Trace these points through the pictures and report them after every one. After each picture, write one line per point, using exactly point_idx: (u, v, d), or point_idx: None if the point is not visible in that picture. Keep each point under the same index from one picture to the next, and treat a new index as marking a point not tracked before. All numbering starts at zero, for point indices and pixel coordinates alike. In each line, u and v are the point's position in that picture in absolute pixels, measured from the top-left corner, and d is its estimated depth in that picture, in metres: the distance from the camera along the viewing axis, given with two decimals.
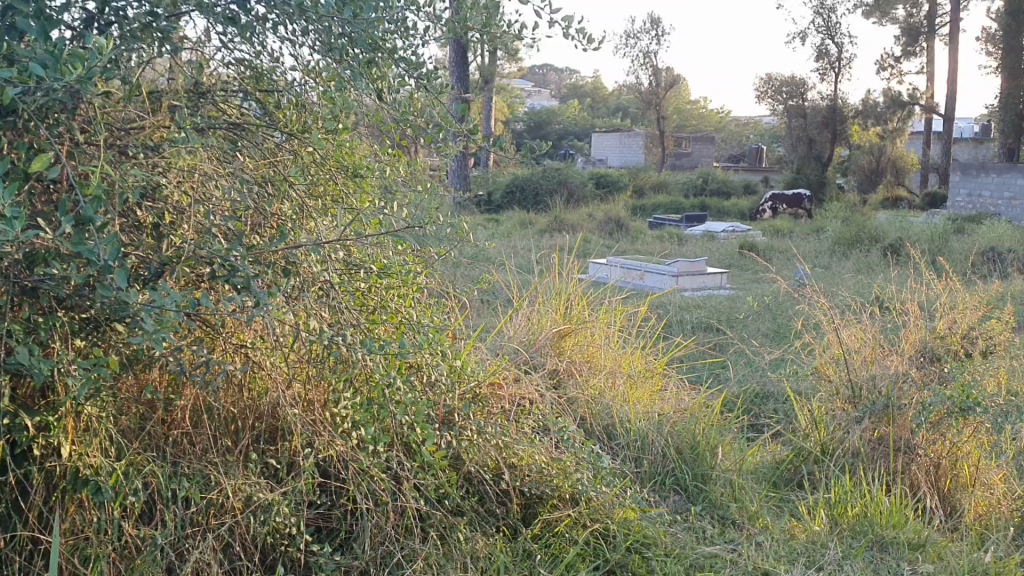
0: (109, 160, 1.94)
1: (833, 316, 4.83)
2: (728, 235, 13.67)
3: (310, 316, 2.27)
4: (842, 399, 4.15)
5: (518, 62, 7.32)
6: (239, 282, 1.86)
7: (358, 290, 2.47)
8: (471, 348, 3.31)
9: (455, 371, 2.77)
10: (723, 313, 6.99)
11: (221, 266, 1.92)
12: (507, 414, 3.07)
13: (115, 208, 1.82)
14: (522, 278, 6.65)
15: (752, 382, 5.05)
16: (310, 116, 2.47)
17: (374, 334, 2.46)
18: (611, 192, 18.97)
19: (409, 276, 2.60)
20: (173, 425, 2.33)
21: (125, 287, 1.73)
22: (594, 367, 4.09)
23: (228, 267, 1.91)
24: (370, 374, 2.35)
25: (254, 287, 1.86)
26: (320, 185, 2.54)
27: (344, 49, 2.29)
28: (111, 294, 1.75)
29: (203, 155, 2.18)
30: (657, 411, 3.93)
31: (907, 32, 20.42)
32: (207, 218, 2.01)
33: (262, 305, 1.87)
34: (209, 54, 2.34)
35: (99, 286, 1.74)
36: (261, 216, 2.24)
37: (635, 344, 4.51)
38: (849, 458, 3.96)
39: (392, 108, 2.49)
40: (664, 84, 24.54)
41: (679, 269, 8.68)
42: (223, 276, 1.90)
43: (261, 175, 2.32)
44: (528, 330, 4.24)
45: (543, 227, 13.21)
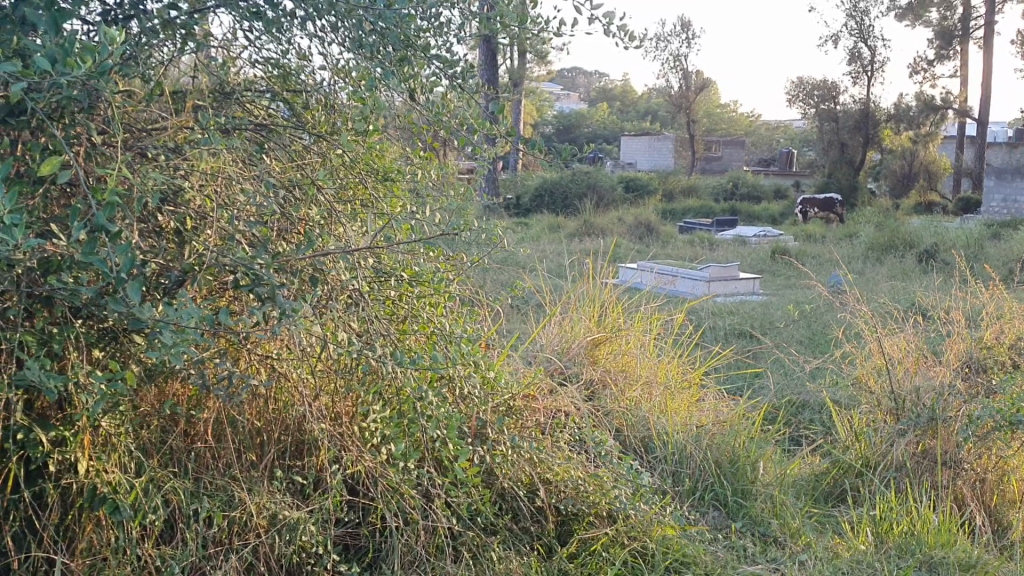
0: (127, 164, 1.85)
1: (874, 325, 4.67)
2: (760, 239, 13.46)
3: (338, 326, 2.17)
4: (883, 411, 4.01)
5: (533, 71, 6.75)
6: (263, 292, 1.77)
7: (389, 299, 2.37)
8: (504, 358, 3.20)
9: (488, 384, 2.66)
10: (758, 320, 6.83)
11: (245, 275, 1.81)
12: (542, 427, 2.95)
13: (134, 213, 1.73)
14: (553, 284, 6.53)
15: (791, 392, 4.89)
16: (339, 117, 2.38)
17: (405, 345, 2.36)
18: (640, 196, 18.78)
19: (441, 284, 2.50)
20: (195, 440, 2.25)
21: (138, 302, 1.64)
22: (630, 377, 3.96)
23: (252, 276, 1.80)
24: (400, 388, 2.25)
25: (279, 298, 1.75)
26: (350, 189, 2.44)
27: (376, 46, 2.19)
28: (124, 308, 1.65)
29: (228, 157, 2.08)
30: (695, 423, 3.79)
31: (942, 35, 20.09)
32: (230, 224, 1.90)
33: (286, 316, 1.77)
34: (235, 53, 2.26)
35: (112, 299, 1.64)
36: (288, 221, 2.14)
37: (671, 353, 4.38)
38: (894, 473, 3.81)
39: (425, 110, 2.40)
40: (695, 87, 24.30)
41: (712, 274, 8.52)
42: (247, 286, 1.80)
43: (289, 177, 2.23)
44: (561, 338, 4.13)
45: (572, 231, 13.07)
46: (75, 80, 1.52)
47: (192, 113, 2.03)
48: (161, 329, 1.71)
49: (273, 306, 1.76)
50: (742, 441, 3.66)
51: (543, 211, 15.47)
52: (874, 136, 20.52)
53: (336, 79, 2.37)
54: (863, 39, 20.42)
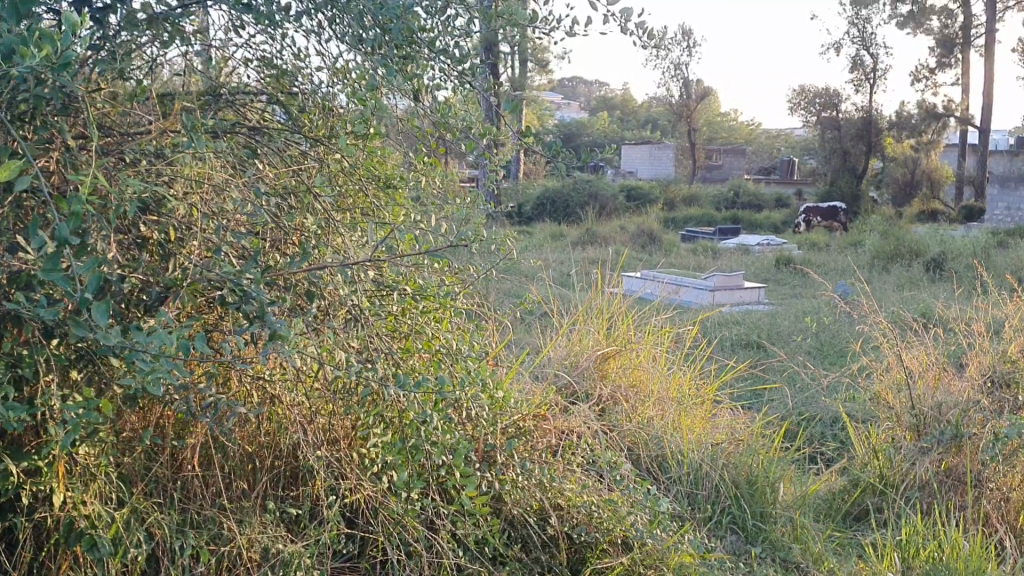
0: (104, 170, 1.69)
1: (892, 338, 4.50)
2: (764, 248, 13.29)
3: (336, 346, 2.01)
4: (904, 427, 3.82)
5: (538, 76, 6.71)
6: (251, 309, 1.59)
7: (391, 314, 2.21)
8: (512, 376, 3.04)
9: (496, 404, 2.50)
10: (765, 330, 6.67)
11: (232, 291, 1.64)
12: (552, 449, 2.78)
13: (110, 223, 1.57)
14: (558, 294, 6.38)
15: (806, 407, 4.73)
16: (338, 120, 2.21)
17: (408, 364, 2.20)
18: (642, 205, 18.65)
19: (447, 298, 2.34)
20: (182, 468, 2.09)
21: (102, 327, 1.48)
22: (642, 393, 3.80)
23: (239, 292, 1.62)
24: (402, 411, 2.08)
25: (269, 317, 1.57)
26: (349, 198, 2.29)
27: (377, 40, 2.03)
28: (88, 333, 1.49)
29: (216, 162, 1.92)
30: (711, 442, 3.62)
31: (942, 43, 19.99)
32: (216, 234, 1.73)
33: (277, 338, 1.59)
34: (226, 54, 2.10)
35: (75, 324, 1.48)
36: (281, 231, 1.98)
37: (684, 367, 4.21)
38: (917, 493, 3.63)
39: (430, 112, 2.23)
40: (695, 96, 24.20)
41: (717, 283, 8.37)
42: (234, 304, 1.62)
43: (283, 183, 2.06)
44: (569, 352, 3.98)
45: (575, 240, 12.92)
46: (37, 74, 1.36)
47: (177, 115, 1.87)
48: (140, 352, 1.55)
49: (263, 327, 1.58)
50: (760, 460, 3.49)
51: (544, 221, 15.32)
52: (877, 144, 20.39)
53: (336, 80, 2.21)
54: (865, 47, 20.29)
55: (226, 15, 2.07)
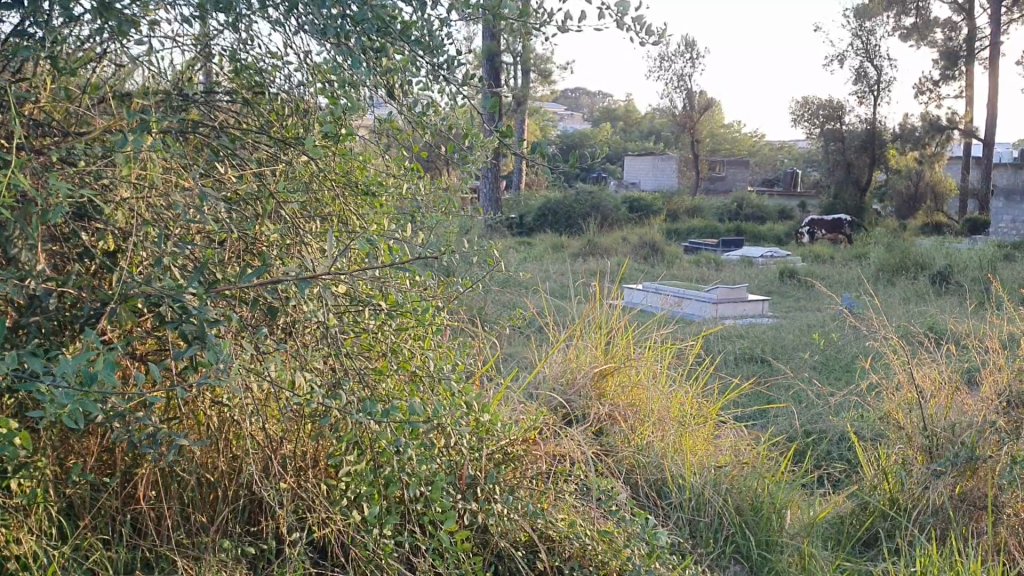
0: (34, 171, 1.51)
1: (902, 355, 4.29)
2: (767, 260, 13.09)
3: (301, 368, 1.83)
4: (915, 448, 3.61)
5: (535, 85, 6.55)
6: (190, 328, 1.40)
7: (365, 332, 2.03)
8: (502, 398, 2.84)
9: (482, 429, 2.32)
10: (769, 344, 6.47)
11: (172, 307, 1.45)
12: (544, 476, 2.59)
13: (34, 230, 1.40)
14: (556, 307, 6.18)
15: (812, 426, 4.53)
16: (310, 121, 2.06)
17: (382, 387, 2.02)
18: (644, 216, 18.46)
19: (428, 314, 2.17)
20: (135, 499, 1.90)
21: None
22: (641, 412, 3.62)
23: (179, 308, 1.44)
24: (374, 438, 1.90)
25: (209, 336, 1.38)
26: (323, 205, 2.11)
27: (341, 29, 1.82)
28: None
29: (168, 164, 1.75)
30: (714, 465, 3.43)
31: (946, 55, 19.80)
32: (158, 242, 1.55)
33: (218, 359, 1.39)
34: (197, 49, 2.04)
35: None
36: (243, 241, 1.81)
37: (686, 385, 4.03)
38: (931, 519, 3.40)
39: (407, 112, 2.06)
40: (698, 108, 24.00)
41: (719, 295, 8.18)
42: (172, 321, 1.43)
43: (246, 189, 1.89)
44: (564, 369, 3.82)
45: (576, 252, 12.73)
46: None
47: (124, 113, 1.71)
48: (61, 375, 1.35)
49: (204, 351, 1.39)
50: (766, 485, 3.28)
51: (545, 231, 15.12)
52: (880, 156, 20.21)
53: (310, 79, 2.05)
54: (868, 58, 20.14)
55: (190, 7, 1.97)
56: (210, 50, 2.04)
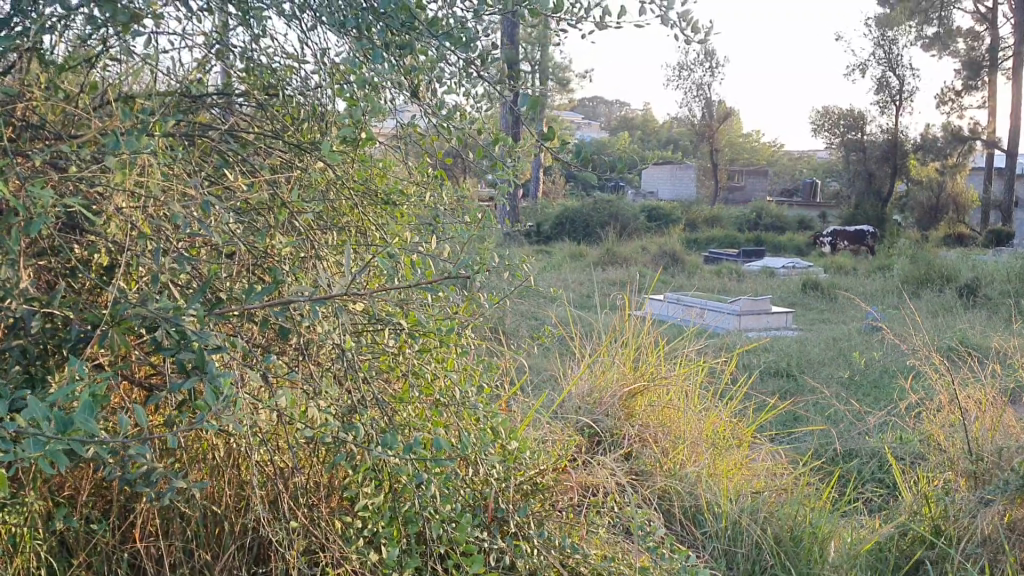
0: (19, 177, 1.36)
1: (944, 373, 4.07)
2: (790, 272, 12.84)
3: (314, 395, 1.67)
4: (959, 473, 3.36)
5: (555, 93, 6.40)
6: (189, 357, 1.23)
7: (385, 354, 1.87)
8: (529, 423, 2.66)
9: (509, 457, 2.14)
10: (795, 357, 6.27)
11: (169, 333, 1.28)
12: (575, 508, 2.41)
13: (14, 243, 1.24)
14: (577, 320, 6.01)
15: (848, 448, 4.32)
16: (327, 125, 1.91)
17: (402, 415, 1.85)
18: (663, 226, 18.25)
19: (452, 334, 2.00)
20: (135, 536, 1.74)
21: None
22: (672, 434, 3.44)
23: (176, 335, 1.26)
24: (394, 473, 1.73)
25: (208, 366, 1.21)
26: (341, 216, 1.96)
27: (362, 20, 1.66)
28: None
29: (168, 170, 1.60)
30: (751, 492, 3.23)
31: (969, 65, 19.50)
32: (155, 257, 1.40)
33: (218, 394, 1.22)
34: (206, 49, 1.89)
35: None
36: (254, 255, 1.65)
37: (717, 404, 3.84)
38: (980, 550, 2.99)
39: (432, 114, 1.89)
40: (717, 117, 23.76)
41: (743, 308, 7.99)
42: (168, 349, 1.26)
43: (255, 197, 1.72)
44: (591, 387, 3.65)
45: (595, 261, 12.54)
46: None
47: (122, 114, 1.56)
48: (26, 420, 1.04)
49: (207, 385, 1.22)
50: (806, 512, 3.05)
51: (563, 241, 14.94)
52: (902, 166, 19.93)
53: (327, 79, 1.89)
54: (891, 68, 19.86)
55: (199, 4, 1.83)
56: (223, 51, 1.89)
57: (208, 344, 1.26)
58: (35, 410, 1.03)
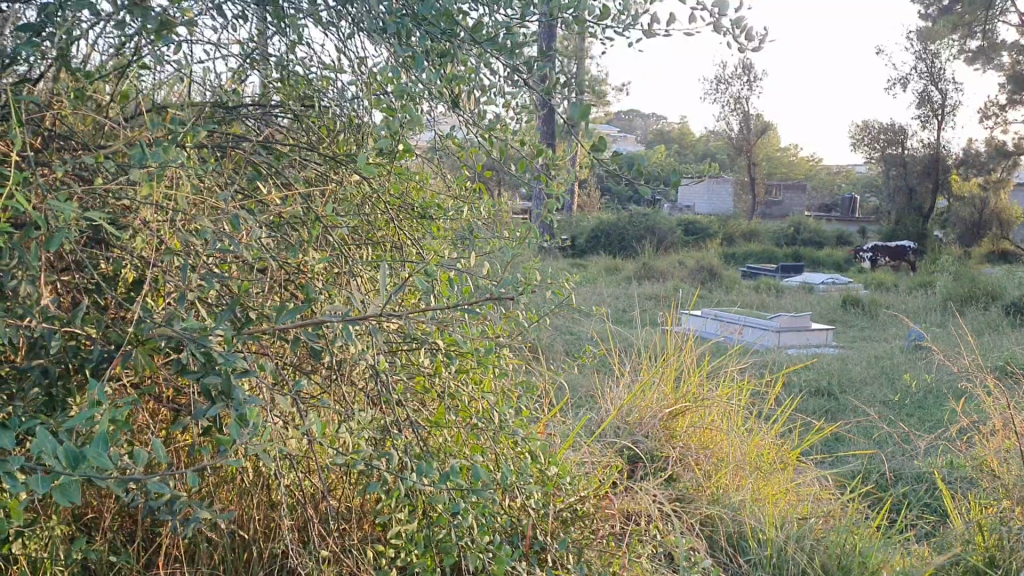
0: (43, 189, 1.30)
1: (997, 396, 3.90)
2: (829, 288, 12.62)
3: (347, 420, 1.59)
4: (1016, 501, 3.18)
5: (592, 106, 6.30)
6: (215, 382, 1.15)
7: (421, 376, 1.79)
8: (567, 446, 2.57)
9: (548, 483, 2.05)
10: (838, 375, 6.11)
11: (195, 355, 1.20)
12: (615, 535, 2.31)
13: (34, 257, 1.18)
14: (614, 335, 5.90)
15: (896, 472, 4.17)
16: (364, 136, 1.84)
17: (438, 440, 1.76)
18: (699, 240, 18.05)
19: (490, 356, 1.92)
20: (161, 564, 1.67)
21: None
22: (715, 456, 3.33)
23: (202, 359, 1.19)
24: (428, 501, 1.65)
25: (234, 391, 1.13)
26: (377, 231, 1.89)
27: (402, 25, 1.60)
28: None
29: (198, 181, 1.53)
30: (798, 518, 3.10)
31: (1014, 78, 19.12)
32: (182, 275, 1.33)
33: (244, 421, 1.14)
34: (242, 60, 1.84)
35: None
36: (285, 272, 1.58)
37: (760, 425, 3.72)
38: None
39: (472, 125, 1.82)
40: (755, 131, 23.53)
41: (783, 324, 7.83)
42: (193, 372, 1.18)
43: (288, 210, 1.66)
44: (631, 408, 3.56)
45: (631, 275, 12.41)
46: None
47: (152, 124, 1.50)
48: (35, 451, 0.97)
49: (231, 410, 1.13)
50: (855, 539, 2.91)
51: (598, 254, 14.82)
52: (944, 181, 19.56)
53: (365, 89, 1.82)
54: (932, 82, 19.52)
55: (235, 13, 1.77)
56: (260, 62, 1.83)
57: (236, 369, 1.18)
58: (44, 441, 0.95)
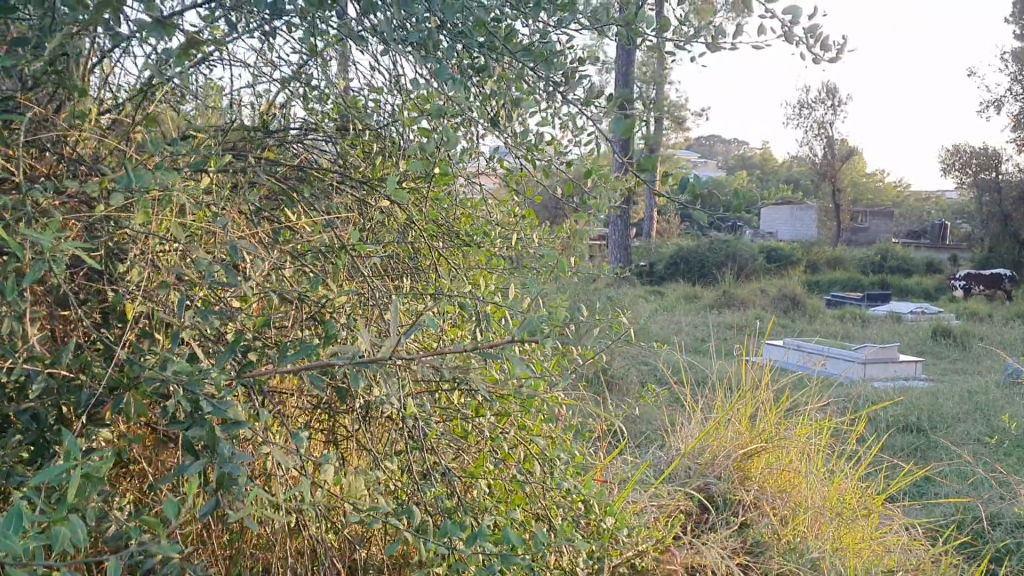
0: (34, 217, 1.19)
1: None
2: (919, 317, 12.09)
3: (372, 469, 1.44)
4: None
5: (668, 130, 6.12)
6: (198, 434, 1.00)
7: (459, 420, 1.63)
8: (629, 493, 2.37)
9: (602, 537, 1.86)
10: (928, 411, 5.75)
11: (182, 405, 1.06)
12: None
13: (12, 291, 1.07)
14: (689, 366, 5.67)
15: (994, 520, 3.84)
16: (400, 159, 1.71)
17: (475, 491, 1.60)
18: (782, 267, 17.58)
19: (537, 396, 1.75)
20: None
21: None
22: (792, 501, 3.08)
23: (189, 407, 1.04)
24: (461, 562, 1.48)
25: (218, 446, 0.98)
26: (418, 261, 1.75)
27: (430, 39, 1.46)
28: None
29: (212, 207, 1.41)
30: (884, 570, 2.83)
31: None
32: (182, 312, 1.20)
33: (229, 479, 0.99)
34: (278, 85, 1.74)
35: None
36: (308, 309, 1.44)
37: (843, 467, 3.46)
38: None
39: (516, 145, 1.67)
40: (840, 156, 22.92)
41: (868, 355, 7.46)
42: (178, 423, 1.04)
43: (314, 238, 1.53)
44: (703, 448, 3.35)
45: (710, 303, 12.09)
46: None
47: (163, 148, 1.39)
48: None
49: (215, 469, 0.99)
50: None
51: (676, 281, 14.52)
52: None
53: (404, 109, 1.72)
54: None
55: (267, 33, 1.68)
56: (298, 87, 1.77)
57: (226, 419, 1.04)
58: None
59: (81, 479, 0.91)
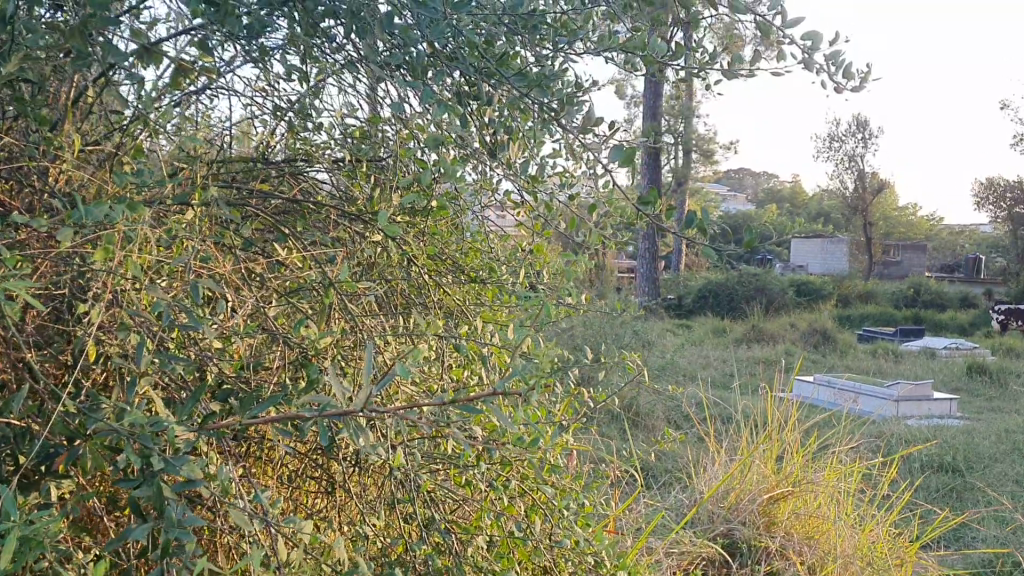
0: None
1: None
2: (953, 353, 11.82)
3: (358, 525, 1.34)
4: None
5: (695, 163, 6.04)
6: (145, 494, 0.91)
7: (456, 470, 1.53)
8: (646, 542, 2.25)
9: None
10: (963, 450, 5.56)
11: (135, 460, 0.97)
12: None
13: None
14: (716, 403, 5.53)
15: None
16: (397, 192, 1.63)
17: (473, 547, 1.49)
18: (812, 301, 17.35)
19: (542, 443, 1.63)
20: None
21: None
22: (820, 549, 2.93)
23: (140, 465, 0.95)
24: None
25: (164, 508, 0.89)
26: (416, 298, 1.66)
27: (421, 64, 1.39)
28: None
29: (191, 242, 1.34)
30: None
31: None
32: (146, 357, 1.12)
33: (175, 544, 0.89)
34: (271, 115, 1.68)
35: None
36: (292, 352, 1.36)
37: (875, 512, 3.30)
38: None
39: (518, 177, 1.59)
40: (872, 189, 22.69)
41: (901, 393, 7.26)
42: (128, 481, 0.95)
43: (302, 275, 1.45)
44: (727, 491, 3.21)
45: (739, 336, 11.91)
46: None
47: (139, 180, 1.33)
48: None
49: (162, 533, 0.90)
50: None
51: (705, 314, 14.34)
52: None
53: (401, 140, 1.64)
54: None
55: (257, 61, 1.61)
56: (294, 119, 1.71)
57: (178, 477, 0.94)
58: None
59: (13, 546, 0.82)
